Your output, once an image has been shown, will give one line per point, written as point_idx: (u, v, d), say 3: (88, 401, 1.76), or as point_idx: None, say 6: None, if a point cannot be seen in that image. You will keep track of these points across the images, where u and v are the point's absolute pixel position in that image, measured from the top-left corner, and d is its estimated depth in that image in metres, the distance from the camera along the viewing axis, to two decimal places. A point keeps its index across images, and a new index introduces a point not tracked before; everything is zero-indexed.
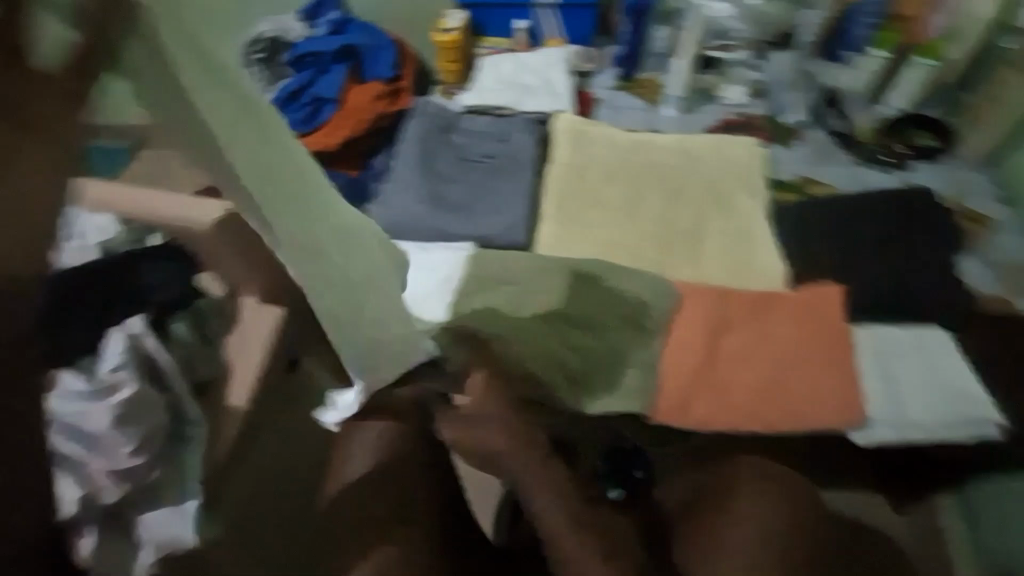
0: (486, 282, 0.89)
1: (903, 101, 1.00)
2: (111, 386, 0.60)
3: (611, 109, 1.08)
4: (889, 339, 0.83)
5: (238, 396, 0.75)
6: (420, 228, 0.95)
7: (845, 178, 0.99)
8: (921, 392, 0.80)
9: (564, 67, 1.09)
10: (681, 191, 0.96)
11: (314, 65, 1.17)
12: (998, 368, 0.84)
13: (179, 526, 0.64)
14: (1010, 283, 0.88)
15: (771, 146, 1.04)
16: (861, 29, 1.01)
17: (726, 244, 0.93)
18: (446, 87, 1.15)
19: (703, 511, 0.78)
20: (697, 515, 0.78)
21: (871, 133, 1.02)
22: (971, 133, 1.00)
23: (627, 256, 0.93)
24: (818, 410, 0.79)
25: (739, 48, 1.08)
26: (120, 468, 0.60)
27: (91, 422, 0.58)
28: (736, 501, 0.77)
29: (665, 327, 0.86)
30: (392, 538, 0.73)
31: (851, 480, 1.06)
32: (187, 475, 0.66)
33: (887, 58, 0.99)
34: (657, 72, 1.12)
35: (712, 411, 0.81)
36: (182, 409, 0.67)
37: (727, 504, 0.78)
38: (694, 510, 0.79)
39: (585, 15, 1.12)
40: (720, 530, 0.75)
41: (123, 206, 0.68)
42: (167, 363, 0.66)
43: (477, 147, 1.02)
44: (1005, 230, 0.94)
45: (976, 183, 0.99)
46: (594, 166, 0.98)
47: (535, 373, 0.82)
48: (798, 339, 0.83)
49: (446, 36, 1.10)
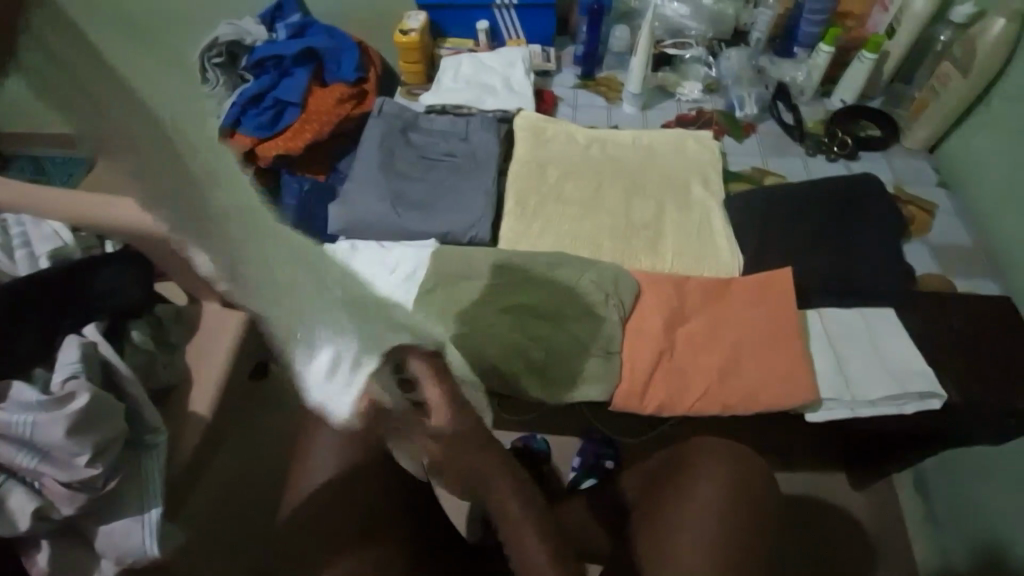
0: (451, 279, 0.83)
1: (847, 94, 1.07)
2: (64, 396, 0.54)
3: (570, 107, 1.10)
4: (840, 321, 0.84)
5: (199, 404, 0.68)
6: (384, 227, 0.92)
7: (796, 169, 1.02)
8: (872, 371, 0.80)
9: (523, 66, 1.09)
10: (641, 185, 0.95)
11: (275, 69, 1.19)
12: (973, 342, 0.82)
13: (139, 536, 0.58)
14: (946, 263, 0.92)
15: (723, 138, 1.05)
16: (808, 26, 1.08)
17: (688, 237, 0.91)
18: (409, 88, 1.16)
19: (651, 502, 0.70)
20: (650, 514, 0.69)
21: (819, 125, 1.07)
22: (912, 125, 1.04)
23: (586, 249, 0.90)
24: (773, 393, 0.77)
25: (693, 45, 1.12)
26: (77, 480, 0.54)
27: (44, 433, 0.52)
28: (693, 477, 0.68)
29: (627, 319, 0.82)
30: (372, 541, 0.66)
31: (817, 461, 1.12)
32: (150, 483, 0.60)
33: (832, 53, 1.03)
34: (615, 70, 1.15)
35: (671, 396, 0.78)
36: (141, 415, 0.61)
37: (682, 481, 0.68)
38: (652, 512, 0.68)
39: (544, 17, 1.14)
40: (661, 518, 0.67)
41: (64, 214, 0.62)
42: (122, 368, 0.61)
43: (438, 145, 1.00)
44: (951, 213, 0.97)
45: (918, 170, 1.02)
46: (555, 164, 0.97)
47: (500, 368, 0.79)
48: (756, 321, 0.82)
49: (405, 37, 1.09)
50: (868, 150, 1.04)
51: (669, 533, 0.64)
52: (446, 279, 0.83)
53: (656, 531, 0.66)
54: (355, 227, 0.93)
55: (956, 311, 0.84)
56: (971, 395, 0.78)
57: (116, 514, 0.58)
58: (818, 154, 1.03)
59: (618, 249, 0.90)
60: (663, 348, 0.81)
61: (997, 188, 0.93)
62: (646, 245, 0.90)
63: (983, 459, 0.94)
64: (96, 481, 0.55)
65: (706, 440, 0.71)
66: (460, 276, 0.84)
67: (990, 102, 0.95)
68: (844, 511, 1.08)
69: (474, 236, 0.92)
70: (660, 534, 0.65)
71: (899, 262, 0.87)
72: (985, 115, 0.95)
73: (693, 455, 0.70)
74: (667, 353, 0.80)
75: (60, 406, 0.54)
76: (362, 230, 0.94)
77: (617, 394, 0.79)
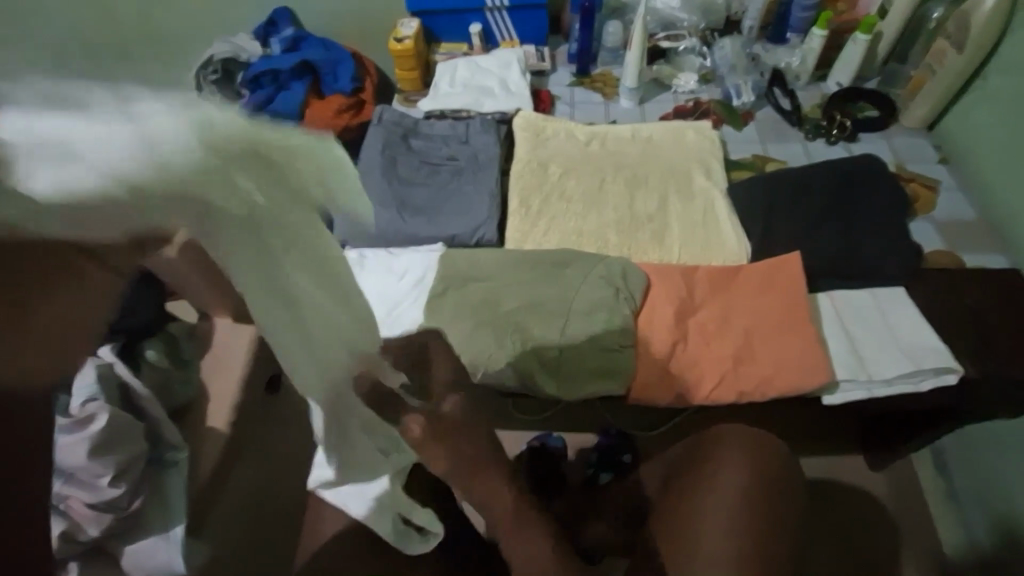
0: (458, 280, 0.84)
1: (842, 77, 1.07)
2: (84, 418, 0.54)
3: (568, 105, 1.10)
4: (848, 302, 0.85)
5: (217, 420, 0.68)
6: (389, 234, 0.93)
7: (795, 154, 1.02)
8: (883, 351, 0.80)
9: (518, 66, 1.10)
10: (642, 178, 0.96)
11: (272, 84, 1.20)
12: (982, 316, 0.82)
13: (165, 556, 0.58)
14: (952, 239, 0.92)
15: (721, 128, 1.06)
16: (799, 12, 1.09)
17: (692, 227, 0.91)
18: (406, 95, 1.16)
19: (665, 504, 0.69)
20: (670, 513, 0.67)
21: (816, 109, 1.07)
22: (909, 103, 1.04)
23: (592, 244, 0.90)
24: (787, 377, 0.78)
25: (686, 36, 1.12)
26: (101, 501, 0.55)
27: (69, 456, 0.54)
28: (712, 466, 0.68)
29: (638, 310, 0.82)
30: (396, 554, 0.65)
31: (832, 445, 1.11)
32: (174, 501, 0.60)
33: (825, 36, 1.03)
34: (610, 65, 1.15)
35: (686, 386, 0.79)
36: (160, 433, 0.61)
37: (701, 470, 0.69)
38: (670, 514, 0.67)
39: (536, 17, 1.15)
40: (683, 517, 0.66)
41: None
42: (140, 387, 0.61)
43: (439, 149, 1.00)
44: (954, 189, 0.97)
45: (920, 148, 1.02)
46: (556, 161, 0.97)
47: (512, 368, 0.79)
48: (765, 306, 0.82)
49: (401, 45, 1.10)
50: (867, 131, 1.04)
51: (695, 526, 0.64)
52: (456, 281, 0.84)
53: (680, 530, 0.65)
54: None
55: (964, 285, 0.85)
56: (987, 369, 0.78)
57: (142, 533, 0.59)
58: (817, 138, 1.03)
59: (624, 242, 0.90)
60: (678, 338, 0.81)
61: (1000, 162, 0.93)
62: (651, 238, 0.91)
63: (1001, 433, 0.94)
64: (121, 500, 0.56)
65: (718, 428, 0.72)
66: (469, 277, 0.84)
67: (986, 76, 0.95)
68: (864, 492, 1.08)
69: (481, 237, 0.92)
70: (684, 533, 0.64)
71: (905, 241, 0.87)
72: (983, 89, 0.95)
73: (704, 455, 0.70)
74: (680, 343, 0.81)
75: (82, 428, 0.54)
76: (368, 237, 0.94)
77: (633, 388, 0.79)
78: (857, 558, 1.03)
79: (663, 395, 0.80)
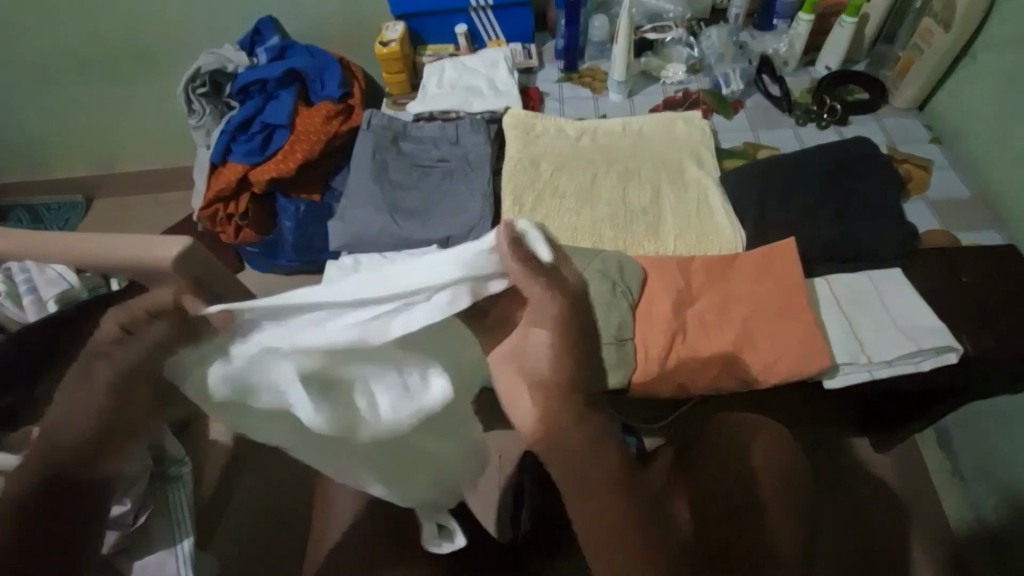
0: None
1: (831, 60, 1.07)
2: None
3: (557, 101, 1.10)
4: (847, 284, 0.84)
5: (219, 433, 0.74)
6: (384, 238, 0.93)
7: (786, 139, 1.02)
8: (881, 333, 0.80)
9: (505, 65, 1.10)
10: (633, 171, 0.95)
11: (259, 94, 1.20)
12: (979, 293, 0.82)
13: (173, 568, 0.59)
14: (946, 218, 0.92)
15: (712, 116, 1.05)
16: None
17: (687, 217, 0.91)
18: (394, 99, 1.16)
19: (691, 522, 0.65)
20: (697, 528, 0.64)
21: (806, 94, 1.07)
22: (898, 85, 1.04)
23: (587, 240, 0.90)
24: (788, 364, 0.77)
25: (673, 26, 1.12)
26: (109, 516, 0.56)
27: None
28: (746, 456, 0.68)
29: (636, 303, 0.82)
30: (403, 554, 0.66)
31: (837, 428, 1.12)
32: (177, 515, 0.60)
33: (812, 20, 1.03)
34: (598, 60, 1.15)
35: (687, 377, 0.79)
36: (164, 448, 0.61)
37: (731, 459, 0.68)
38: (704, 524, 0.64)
39: (521, 15, 1.14)
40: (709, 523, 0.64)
41: (54, 251, 0.62)
42: None
43: (429, 151, 1.00)
44: (947, 168, 0.97)
45: (911, 128, 1.02)
46: (548, 157, 0.97)
47: None
48: (761, 294, 0.82)
49: (387, 48, 1.09)
50: (857, 114, 1.04)
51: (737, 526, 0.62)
52: None
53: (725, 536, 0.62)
54: (356, 241, 0.95)
55: (960, 263, 0.85)
56: (986, 346, 0.78)
57: (147, 549, 0.59)
58: (809, 123, 1.03)
59: (620, 236, 0.90)
60: (677, 328, 0.81)
61: (992, 139, 0.93)
62: (646, 231, 0.90)
63: (1003, 411, 0.94)
64: (126, 517, 0.56)
65: (751, 418, 0.73)
66: None
67: (975, 54, 0.95)
68: (868, 474, 1.09)
69: (475, 237, 0.92)
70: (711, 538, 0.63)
71: (900, 221, 0.87)
72: (972, 67, 0.95)
73: (736, 450, 0.69)
74: (679, 332, 0.80)
75: None
76: (362, 243, 0.95)
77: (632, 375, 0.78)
78: (865, 539, 1.03)
79: (665, 388, 0.80)
